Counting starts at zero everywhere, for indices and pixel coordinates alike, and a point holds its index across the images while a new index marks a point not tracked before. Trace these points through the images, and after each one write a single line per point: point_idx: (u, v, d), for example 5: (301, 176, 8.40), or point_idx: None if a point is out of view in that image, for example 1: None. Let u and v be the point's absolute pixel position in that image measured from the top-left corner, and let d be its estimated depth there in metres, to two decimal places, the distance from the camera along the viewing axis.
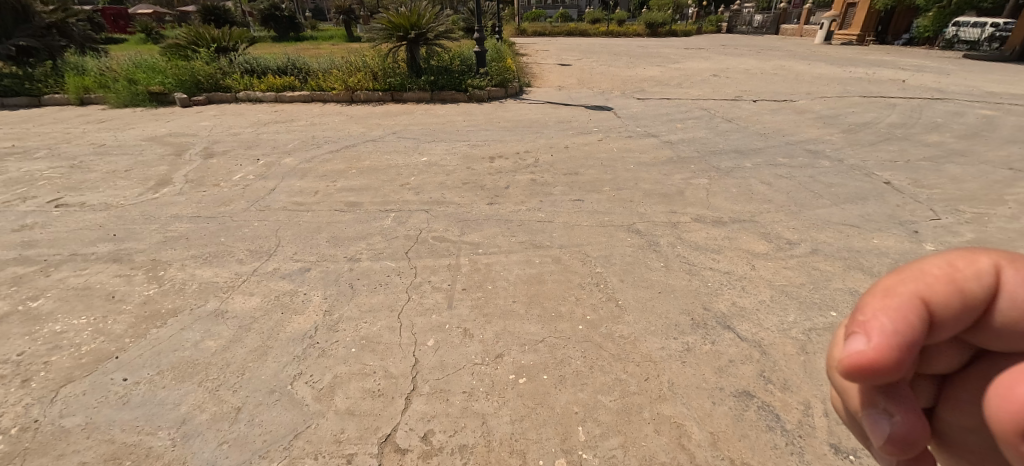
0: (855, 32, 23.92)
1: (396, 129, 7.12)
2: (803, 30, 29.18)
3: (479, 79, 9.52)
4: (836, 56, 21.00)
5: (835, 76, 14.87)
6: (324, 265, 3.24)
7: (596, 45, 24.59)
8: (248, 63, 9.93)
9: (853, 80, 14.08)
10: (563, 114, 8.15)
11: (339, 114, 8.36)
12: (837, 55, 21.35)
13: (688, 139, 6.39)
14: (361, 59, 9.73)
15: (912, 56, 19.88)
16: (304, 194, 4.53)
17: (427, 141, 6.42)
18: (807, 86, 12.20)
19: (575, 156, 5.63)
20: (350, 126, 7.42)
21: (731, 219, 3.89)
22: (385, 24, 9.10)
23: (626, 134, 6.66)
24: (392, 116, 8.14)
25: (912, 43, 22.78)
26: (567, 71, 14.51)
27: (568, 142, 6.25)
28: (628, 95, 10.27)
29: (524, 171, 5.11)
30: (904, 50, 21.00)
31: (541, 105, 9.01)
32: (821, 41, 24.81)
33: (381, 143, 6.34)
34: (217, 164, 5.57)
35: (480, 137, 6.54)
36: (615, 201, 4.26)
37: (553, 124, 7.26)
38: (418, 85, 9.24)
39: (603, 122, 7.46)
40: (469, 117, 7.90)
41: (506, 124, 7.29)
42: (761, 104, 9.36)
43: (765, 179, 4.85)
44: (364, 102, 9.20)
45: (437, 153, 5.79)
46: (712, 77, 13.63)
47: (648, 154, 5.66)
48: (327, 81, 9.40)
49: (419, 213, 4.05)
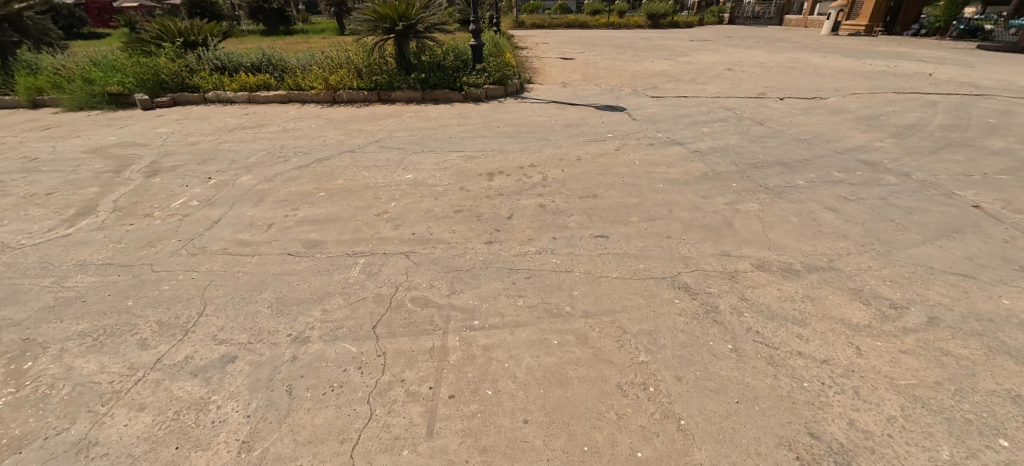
0: (862, 23, 22.67)
1: (380, 136, 6.17)
2: (809, 21, 28.11)
3: (476, 76, 8.53)
4: (848, 48, 19.93)
5: (855, 70, 13.89)
6: (257, 350, 2.32)
7: (598, 38, 23.50)
8: (220, 59, 8.94)
9: (874, 74, 13.03)
10: (571, 116, 7.21)
11: (317, 117, 7.39)
12: (847, 46, 20.26)
13: (720, 148, 5.46)
14: (344, 55, 8.73)
15: (929, 47, 18.86)
16: (254, 228, 3.59)
17: (415, 151, 5.47)
18: (831, 81, 11.24)
19: (590, 171, 4.69)
20: (328, 132, 6.46)
21: (804, 266, 2.97)
22: (370, 14, 8.10)
23: (646, 141, 5.72)
24: (376, 119, 7.18)
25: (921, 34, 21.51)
26: (569, 66, 13.50)
27: (580, 152, 5.31)
28: (639, 92, 9.31)
29: (531, 192, 4.17)
30: (918, 41, 19.93)
31: (544, 105, 8.06)
32: (828, 32, 23.79)
33: (361, 154, 5.37)
34: (159, 184, 4.63)
35: (477, 145, 5.60)
36: (648, 237, 3.34)
37: (561, 129, 6.32)
38: (408, 83, 8.26)
39: (617, 126, 6.50)
40: (463, 120, 6.93)
41: (506, 129, 6.34)
42: (789, 103, 8.40)
43: (828, 202, 3.93)
44: (347, 103, 8.22)
45: (425, 168, 4.84)
46: (726, 71, 12.62)
47: (678, 169, 4.73)
48: (306, 79, 8.40)
49: (397, 258, 3.12)
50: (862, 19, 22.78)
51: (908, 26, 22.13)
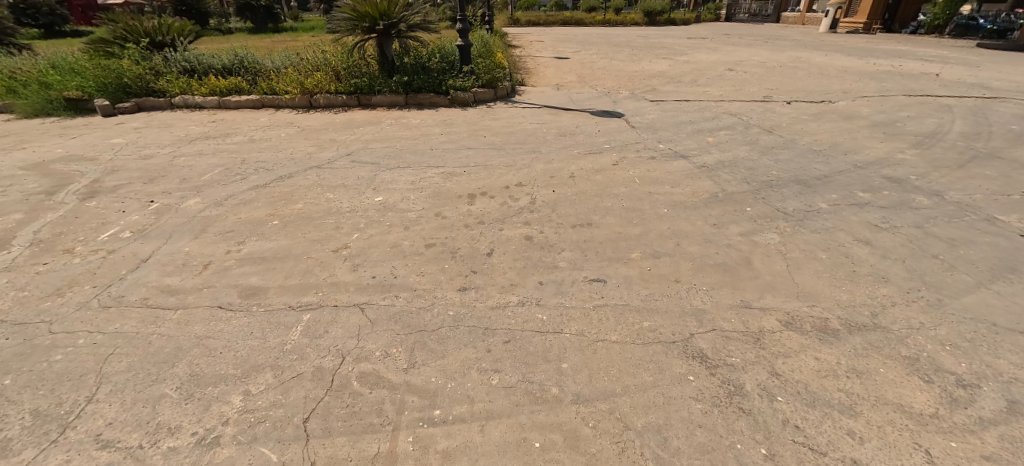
0: (861, 21, 22.16)
1: (354, 147, 5.60)
2: (807, 18, 27.63)
3: (463, 78, 7.96)
4: (849, 46, 19.44)
5: (860, 70, 13.41)
6: (148, 461, 1.78)
7: (594, 36, 22.94)
8: (189, 61, 8.33)
9: (878, 75, 12.54)
10: (564, 123, 6.67)
11: (289, 124, 6.81)
12: (847, 44, 19.79)
13: (729, 162, 4.93)
14: (322, 56, 8.14)
15: (930, 46, 18.41)
16: (186, 269, 3.05)
17: (389, 166, 4.90)
18: (837, 82, 10.74)
19: (584, 192, 4.14)
20: (297, 142, 5.89)
21: (842, 325, 2.44)
22: (349, 13, 7.52)
23: (647, 154, 5.18)
24: (353, 126, 6.61)
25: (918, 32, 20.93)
26: (564, 66, 12.93)
27: (574, 167, 4.76)
28: (638, 95, 8.78)
29: (516, 219, 3.63)
30: (918, 39, 19.47)
31: (537, 110, 7.51)
32: (827, 29, 23.33)
33: (329, 170, 4.81)
34: (94, 209, 4.07)
35: (460, 159, 5.05)
36: (653, 282, 2.80)
37: (553, 140, 5.77)
38: (390, 86, 7.67)
39: (615, 135, 5.96)
40: (447, 128, 6.37)
41: (494, 139, 5.79)
42: (797, 107, 7.88)
43: (859, 232, 3.41)
44: (324, 108, 7.64)
45: (398, 188, 4.28)
46: (726, 72, 12.09)
47: (683, 188, 4.19)
48: (280, 82, 7.81)
49: (349, 312, 2.57)
50: (862, 16, 22.34)
51: (907, 24, 21.65)
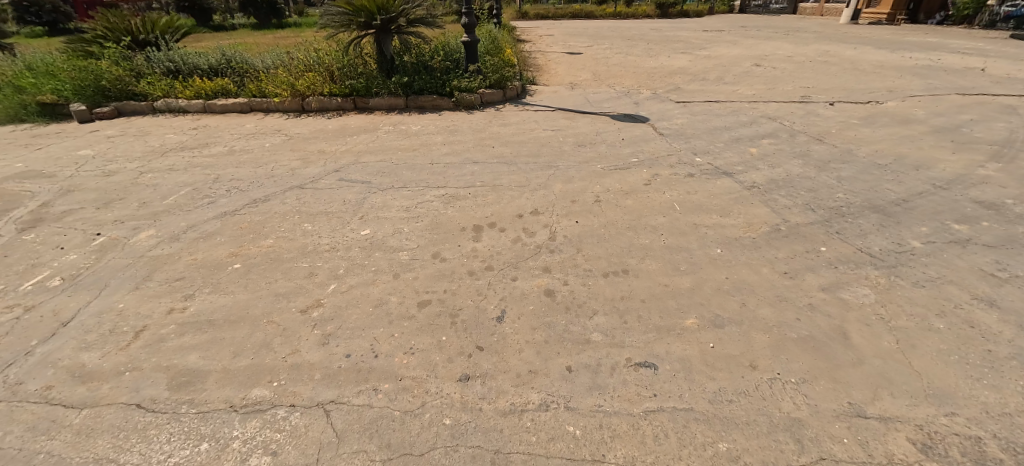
0: (884, 11, 21.07)
1: (344, 159, 4.91)
2: (826, 8, 26.45)
3: (469, 78, 7.23)
4: (875, 38, 18.39)
5: (893, 65, 12.47)
6: None
7: (606, 29, 22.03)
8: (174, 61, 7.68)
9: (915, 70, 11.60)
10: (582, 130, 5.92)
11: (277, 131, 6.14)
12: (872, 36, 18.72)
13: (783, 180, 4.17)
14: (315, 54, 7.44)
15: (962, 37, 17.32)
16: (112, 341, 2.39)
17: (382, 184, 4.20)
18: (876, 79, 9.85)
19: (615, 222, 3.40)
20: (282, 153, 5.21)
21: (1005, 453, 1.71)
22: (344, 6, 6.80)
23: (684, 170, 4.42)
24: (346, 133, 5.92)
25: (947, 23, 19.86)
26: (577, 62, 12.14)
27: (598, 188, 4.03)
28: (660, 96, 7.99)
29: (533, 262, 2.91)
30: (949, 30, 18.33)
31: (550, 113, 6.76)
32: (848, 21, 22.25)
33: (311, 190, 4.12)
34: (29, 243, 3.42)
35: (464, 177, 4.34)
36: (721, 370, 2.07)
37: (571, 151, 5.03)
38: (388, 87, 6.97)
39: (642, 145, 5.20)
40: (450, 136, 5.65)
41: (503, 151, 5.07)
42: (842, 109, 7.05)
43: (975, 287, 2.65)
44: (317, 112, 6.96)
45: (389, 216, 3.58)
46: (752, 68, 11.21)
47: (735, 218, 3.44)
48: (270, 83, 7.14)
49: (309, 419, 1.89)
50: (885, 6, 21.22)
51: (934, 14, 20.47)
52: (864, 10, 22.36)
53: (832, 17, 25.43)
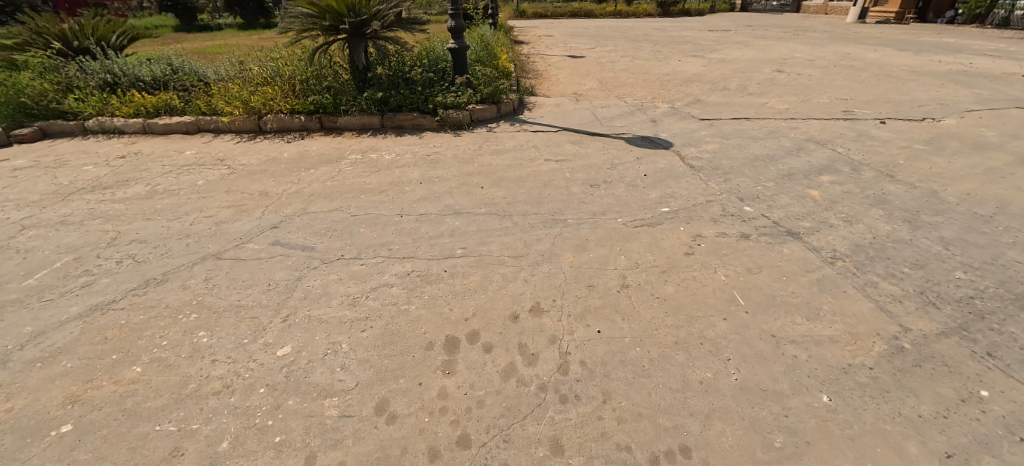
0: (893, 10, 20.03)
1: (289, 207, 3.79)
2: (830, 7, 25.36)
3: (457, 92, 6.13)
4: (889, 38, 17.34)
5: (920, 70, 11.41)
6: None
7: (607, 29, 20.82)
8: (112, 72, 6.54)
9: (948, 76, 10.53)
10: (593, 159, 4.83)
11: (220, 160, 5.01)
12: (886, 36, 17.68)
13: (871, 247, 3.07)
14: (276, 63, 6.31)
15: (982, 37, 16.28)
16: None
17: (329, 252, 3.09)
18: (914, 89, 8.78)
19: (655, 333, 2.31)
20: (215, 195, 4.11)
21: None
22: (306, 7, 5.69)
23: (733, 228, 3.31)
24: (303, 164, 4.82)
25: (960, 22, 18.80)
26: (580, 67, 11.03)
27: (623, 260, 2.93)
28: (680, 111, 6.90)
29: (533, 428, 1.82)
30: (965, 30, 17.30)
31: (553, 134, 5.66)
32: (855, 20, 21.21)
33: (228, 263, 3.01)
34: None
35: (441, 238, 3.24)
36: None
37: (582, 195, 3.92)
38: (361, 104, 5.85)
39: (671, 185, 4.11)
40: (430, 170, 4.54)
41: (494, 194, 3.96)
42: (895, 129, 5.97)
43: None
44: (276, 134, 5.84)
45: (326, 316, 2.48)
46: (773, 75, 10.08)
47: (830, 325, 2.34)
48: (220, 99, 6.01)
49: None
50: (893, 4, 20.16)
51: (946, 12, 19.41)
52: (873, 7, 21.27)
53: (839, 15, 24.37)
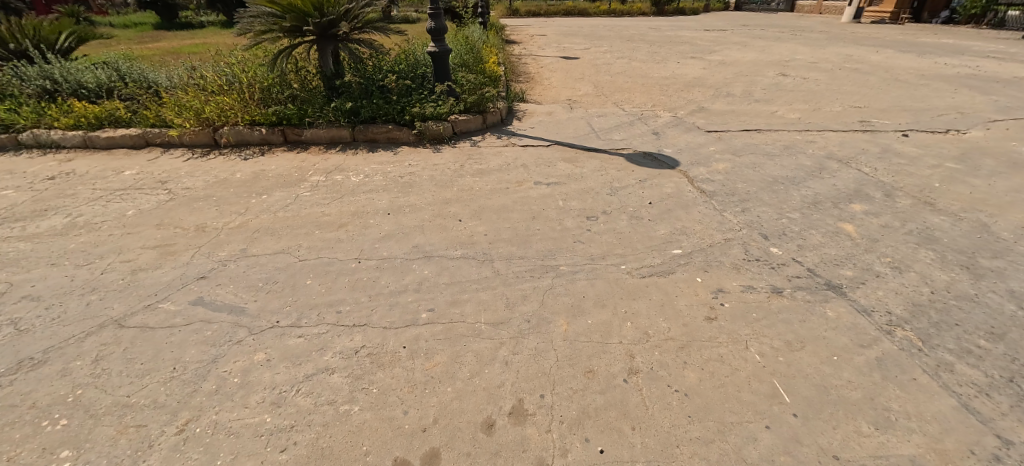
0: (888, 9, 19.63)
1: (227, 249, 3.16)
2: (825, 7, 24.92)
3: (438, 102, 5.50)
4: (888, 38, 16.91)
5: (926, 74, 10.92)
6: None
7: (600, 28, 20.20)
8: (52, 78, 5.83)
9: (957, 80, 10.05)
10: (590, 181, 4.24)
11: (161, 182, 4.35)
12: (885, 36, 17.23)
13: (932, 307, 2.50)
14: (235, 68, 5.64)
15: (982, 37, 15.86)
16: None
17: (260, 318, 2.46)
18: (926, 95, 8.26)
19: (677, 453, 1.71)
20: (142, 230, 3.46)
21: None
22: (266, 5, 5.03)
23: (761, 279, 2.73)
24: (256, 187, 4.18)
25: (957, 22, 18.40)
26: (574, 70, 10.42)
27: (629, 328, 2.33)
28: (683, 121, 6.32)
29: None
30: (964, 30, 16.89)
31: (545, 150, 5.06)
32: (850, 20, 20.78)
33: (131, 335, 2.38)
34: None
35: (405, 294, 2.62)
36: None
37: (578, 230, 3.32)
38: (328, 115, 5.20)
39: (681, 217, 3.51)
40: (401, 195, 3.92)
41: (474, 229, 3.34)
42: (920, 144, 5.43)
43: None
44: (233, 149, 5.17)
45: (239, 424, 1.86)
46: (777, 80, 9.53)
47: (908, 440, 1.76)
48: (171, 109, 5.32)
49: None
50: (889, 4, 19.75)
51: (943, 12, 19.01)
52: (869, 7, 20.85)
53: (834, 14, 23.93)
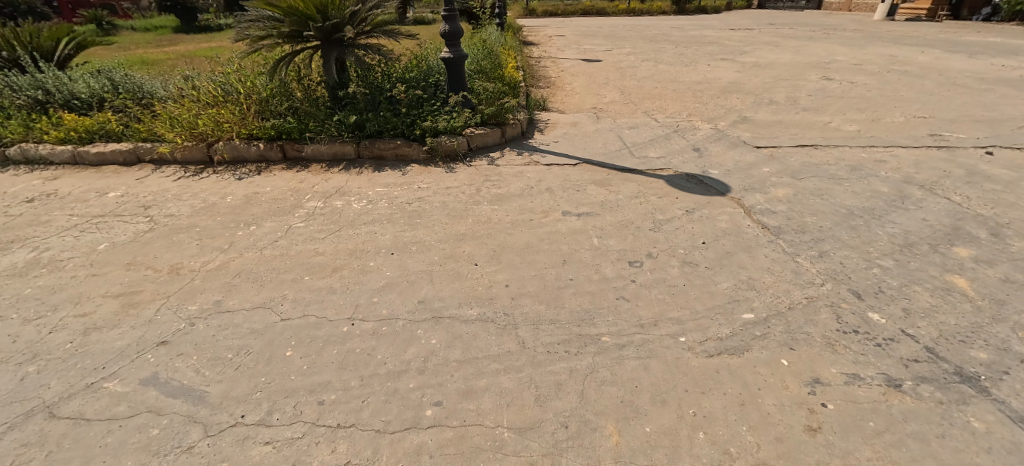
0: (926, 6, 18.48)
1: (199, 301, 2.64)
2: (855, 3, 23.72)
3: (453, 114, 4.96)
4: (930, 36, 15.82)
5: (981, 77, 10.00)
6: None
7: (620, 28, 19.40)
8: (44, 88, 5.44)
9: (1018, 85, 9.14)
10: (627, 212, 3.63)
11: (145, 207, 3.89)
12: (926, 34, 16.13)
13: None
14: (234, 77, 5.18)
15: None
16: None
17: (222, 411, 1.93)
18: (991, 103, 7.43)
19: None
20: (108, 272, 2.97)
21: None
22: (264, 7, 4.57)
23: (867, 363, 2.12)
24: (246, 214, 3.67)
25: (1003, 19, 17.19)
26: (598, 73, 9.78)
27: (704, 443, 1.74)
28: (726, 134, 5.65)
29: None
30: (1012, 26, 15.71)
31: (573, 171, 4.47)
32: (883, 17, 19.64)
33: (58, 433, 1.87)
34: None
35: (407, 376, 2.07)
36: None
37: (620, 281, 2.72)
38: (331, 129, 4.71)
39: (745, 265, 2.89)
40: (408, 228, 3.38)
41: (493, 278, 2.77)
42: (1008, 164, 4.69)
43: None
44: (228, 165, 4.69)
45: None
46: (820, 84, 8.74)
47: None
48: (164, 122, 4.88)
49: None
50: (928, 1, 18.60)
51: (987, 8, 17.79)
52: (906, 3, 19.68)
53: (867, 11, 22.73)
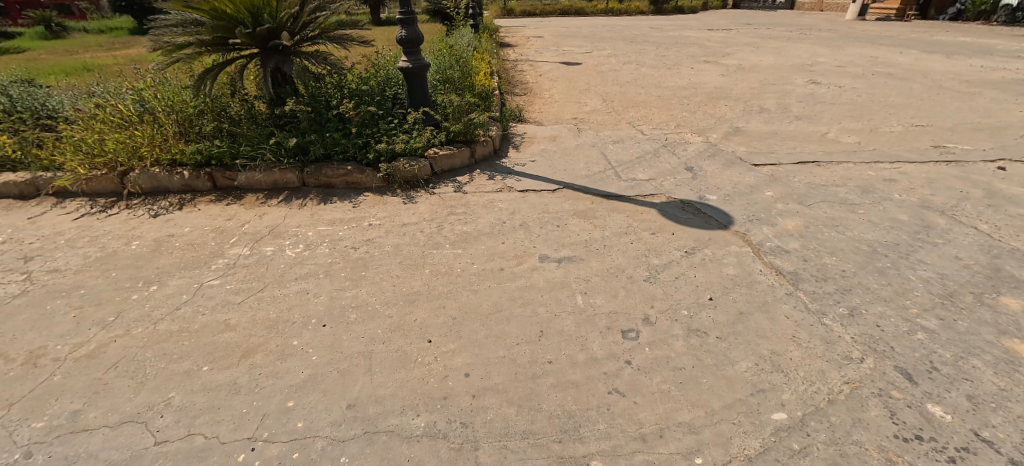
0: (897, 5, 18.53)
1: (48, 413, 1.94)
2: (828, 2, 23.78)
3: (413, 132, 4.33)
4: (905, 36, 15.76)
5: (963, 79, 9.80)
6: None
7: (600, 29, 19.00)
8: None
9: (1002, 87, 8.92)
10: (617, 254, 3.06)
11: (26, 258, 3.15)
12: (901, 34, 16.09)
13: None
14: (156, 92, 4.45)
15: (1007, 33, 14.72)
16: None
17: None
18: (983, 107, 7.13)
19: None
20: None
21: None
22: (184, 10, 3.87)
23: None
24: (151, 268, 2.97)
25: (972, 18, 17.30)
26: (578, 78, 9.23)
27: None
28: (719, 149, 5.13)
29: None
30: (983, 25, 15.77)
31: (552, 199, 3.88)
32: (855, 16, 19.62)
33: None
34: None
35: None
36: None
37: (612, 365, 2.13)
38: (268, 153, 4.03)
39: (765, 333, 2.33)
40: (349, 285, 2.73)
41: (450, 364, 2.15)
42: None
43: None
44: (144, 197, 3.94)
45: None
46: (807, 89, 8.38)
47: None
48: (69, 147, 4.13)
49: None
50: None
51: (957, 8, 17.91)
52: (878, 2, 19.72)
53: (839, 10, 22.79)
